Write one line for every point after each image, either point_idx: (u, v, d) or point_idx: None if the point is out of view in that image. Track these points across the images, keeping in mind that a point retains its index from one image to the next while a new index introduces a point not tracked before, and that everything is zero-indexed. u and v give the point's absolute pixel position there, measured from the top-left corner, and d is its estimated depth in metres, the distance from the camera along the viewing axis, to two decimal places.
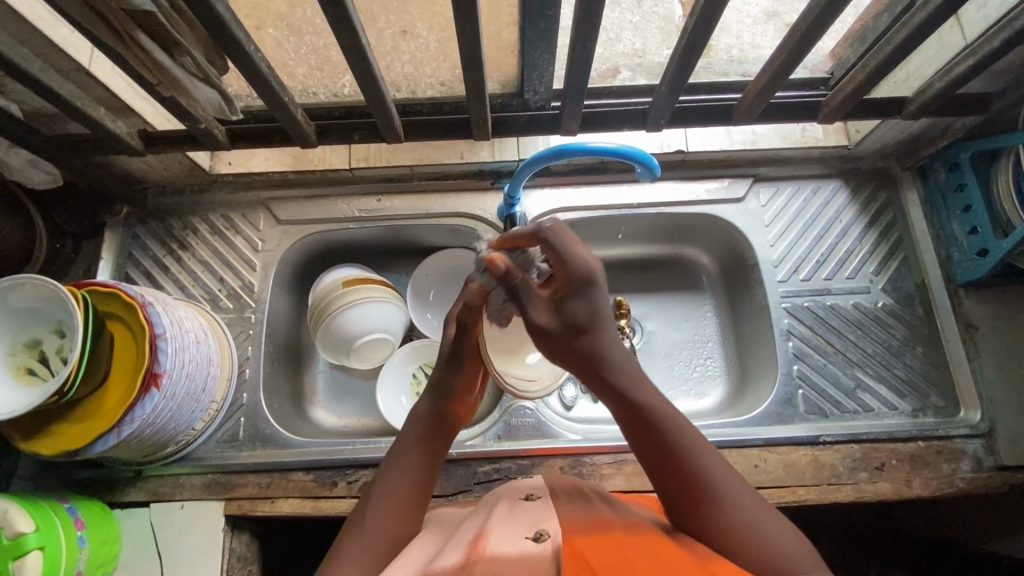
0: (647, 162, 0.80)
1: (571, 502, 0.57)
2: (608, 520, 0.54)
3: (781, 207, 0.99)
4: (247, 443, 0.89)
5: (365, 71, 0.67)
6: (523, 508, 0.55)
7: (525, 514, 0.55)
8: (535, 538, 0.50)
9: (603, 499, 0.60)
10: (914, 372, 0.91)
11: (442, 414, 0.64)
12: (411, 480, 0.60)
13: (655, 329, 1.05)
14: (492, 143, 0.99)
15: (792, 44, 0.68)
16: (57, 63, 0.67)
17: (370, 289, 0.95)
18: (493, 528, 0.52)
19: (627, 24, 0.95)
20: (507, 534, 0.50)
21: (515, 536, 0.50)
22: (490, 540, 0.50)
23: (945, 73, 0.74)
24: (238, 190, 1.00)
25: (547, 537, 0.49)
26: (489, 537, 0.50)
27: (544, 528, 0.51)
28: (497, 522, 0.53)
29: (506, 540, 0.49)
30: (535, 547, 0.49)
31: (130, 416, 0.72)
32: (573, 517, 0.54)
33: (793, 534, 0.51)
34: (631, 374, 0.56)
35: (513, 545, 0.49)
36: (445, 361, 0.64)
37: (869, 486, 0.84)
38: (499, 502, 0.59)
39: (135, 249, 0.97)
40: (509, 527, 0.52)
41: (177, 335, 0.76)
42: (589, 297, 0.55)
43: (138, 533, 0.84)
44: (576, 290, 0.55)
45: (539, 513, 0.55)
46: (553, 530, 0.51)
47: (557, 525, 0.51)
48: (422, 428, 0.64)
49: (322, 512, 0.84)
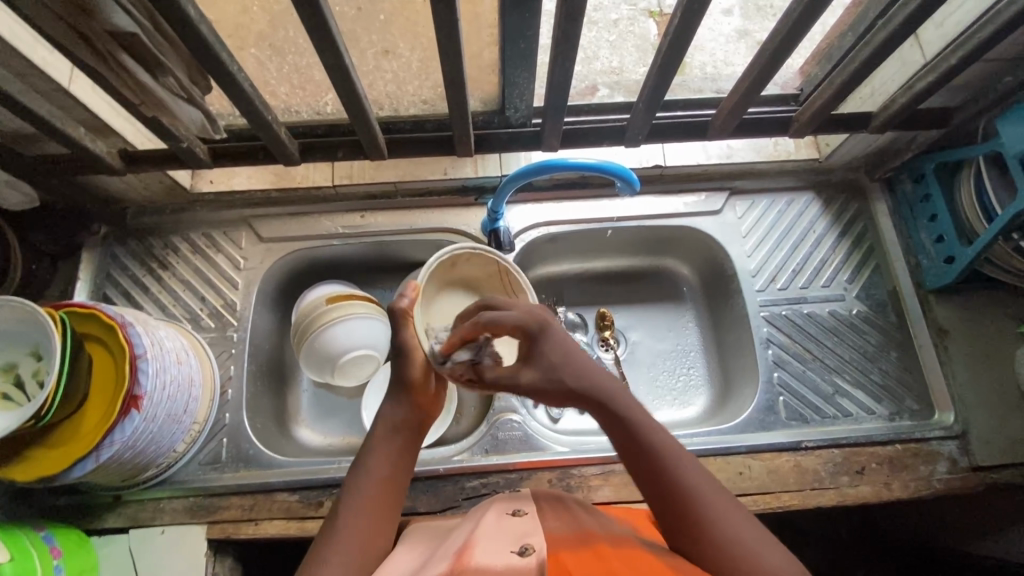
0: (626, 175, 0.81)
1: (557, 520, 0.58)
2: (594, 537, 0.54)
3: (756, 218, 1.02)
4: (230, 465, 0.87)
5: (349, 88, 0.68)
6: (509, 523, 0.55)
7: (512, 526, 0.55)
8: (520, 552, 0.50)
9: (589, 513, 0.60)
10: (889, 377, 0.93)
11: (409, 409, 0.64)
12: (380, 474, 0.60)
13: (638, 340, 1.07)
14: (476, 160, 1.01)
15: (762, 63, 0.70)
16: (36, 84, 0.66)
17: (355, 305, 0.96)
18: (478, 540, 0.52)
19: (602, 44, 1.01)
20: (492, 547, 0.50)
21: (500, 549, 0.50)
22: (477, 551, 0.50)
23: (905, 90, 0.78)
24: (220, 209, 1.00)
25: (532, 552, 0.49)
26: (474, 549, 0.50)
27: (529, 543, 0.51)
28: (483, 534, 0.54)
29: (491, 552, 0.49)
30: (519, 561, 0.49)
31: (109, 440, 0.71)
32: (560, 535, 0.54)
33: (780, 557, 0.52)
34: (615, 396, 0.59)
35: (499, 559, 0.49)
36: (395, 355, 0.65)
37: (850, 490, 0.86)
38: (486, 514, 0.59)
39: (114, 269, 0.96)
40: (495, 540, 0.52)
41: (158, 356, 0.75)
42: (548, 339, 0.60)
43: (119, 561, 0.82)
44: (539, 334, 0.60)
45: (525, 525, 0.54)
46: (538, 546, 0.51)
47: (542, 540, 0.52)
48: (390, 424, 0.63)
49: (307, 533, 0.83)
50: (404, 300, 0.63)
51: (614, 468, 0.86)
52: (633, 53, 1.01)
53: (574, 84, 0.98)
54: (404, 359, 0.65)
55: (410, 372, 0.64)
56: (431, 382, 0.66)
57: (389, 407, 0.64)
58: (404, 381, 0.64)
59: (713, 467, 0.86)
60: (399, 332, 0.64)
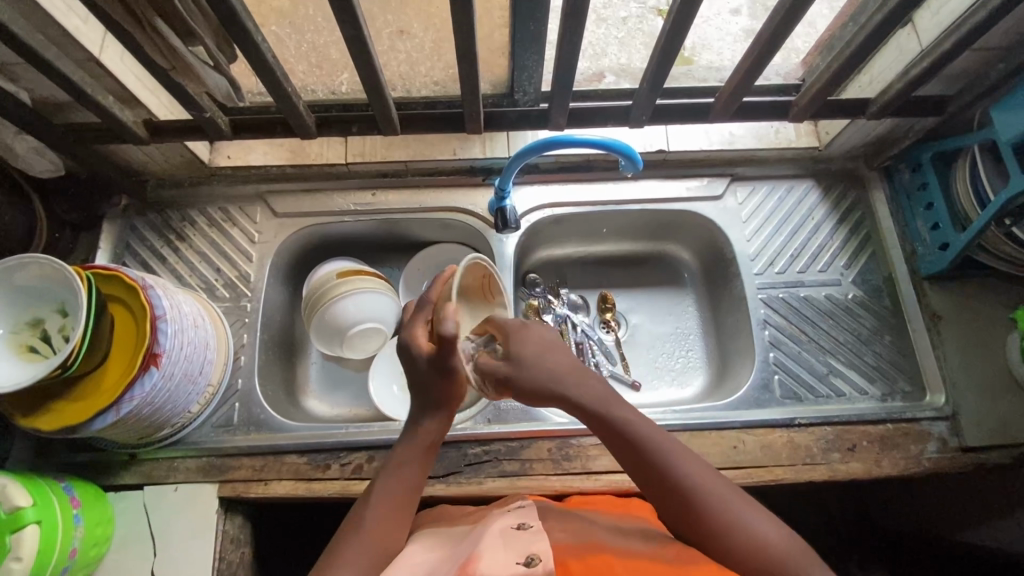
0: (630, 153, 0.83)
1: (563, 530, 0.62)
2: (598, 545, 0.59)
3: (757, 204, 1.04)
4: (241, 428, 0.90)
5: (366, 61, 0.71)
6: (514, 535, 0.57)
7: (518, 535, 0.57)
8: (526, 564, 0.52)
9: (592, 523, 0.65)
10: (883, 359, 0.96)
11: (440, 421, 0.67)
12: (404, 486, 0.65)
13: (639, 322, 1.10)
14: (484, 140, 1.03)
15: (762, 43, 0.73)
16: (69, 52, 0.70)
17: (363, 281, 0.99)
18: (484, 551, 0.55)
19: (612, 41, 1.04)
20: (498, 559, 0.53)
21: (506, 560, 0.53)
22: (482, 563, 0.52)
23: (901, 76, 0.81)
24: (237, 184, 1.03)
25: (537, 563, 0.52)
26: (480, 559, 0.53)
27: (534, 553, 0.54)
28: (488, 545, 0.56)
29: (497, 563, 0.52)
30: (525, 571, 0.51)
31: (129, 394, 0.74)
32: (567, 552, 0.57)
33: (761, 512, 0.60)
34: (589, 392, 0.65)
35: (504, 570, 0.52)
36: (440, 374, 0.63)
37: (841, 466, 0.88)
38: (493, 525, 0.60)
39: (133, 239, 1.00)
40: (501, 551, 0.54)
41: (177, 318, 0.78)
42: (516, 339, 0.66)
43: (134, 516, 0.85)
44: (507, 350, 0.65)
45: (530, 534, 0.57)
46: (543, 555, 0.53)
47: (547, 549, 0.54)
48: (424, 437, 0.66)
49: (314, 494, 0.85)
50: (448, 327, 0.58)
51: None
52: (641, 51, 1.03)
53: (581, 72, 1.02)
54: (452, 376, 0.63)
55: (456, 389, 0.64)
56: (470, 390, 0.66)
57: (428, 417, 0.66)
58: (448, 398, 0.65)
59: (708, 440, 0.89)
60: (452, 357, 0.61)
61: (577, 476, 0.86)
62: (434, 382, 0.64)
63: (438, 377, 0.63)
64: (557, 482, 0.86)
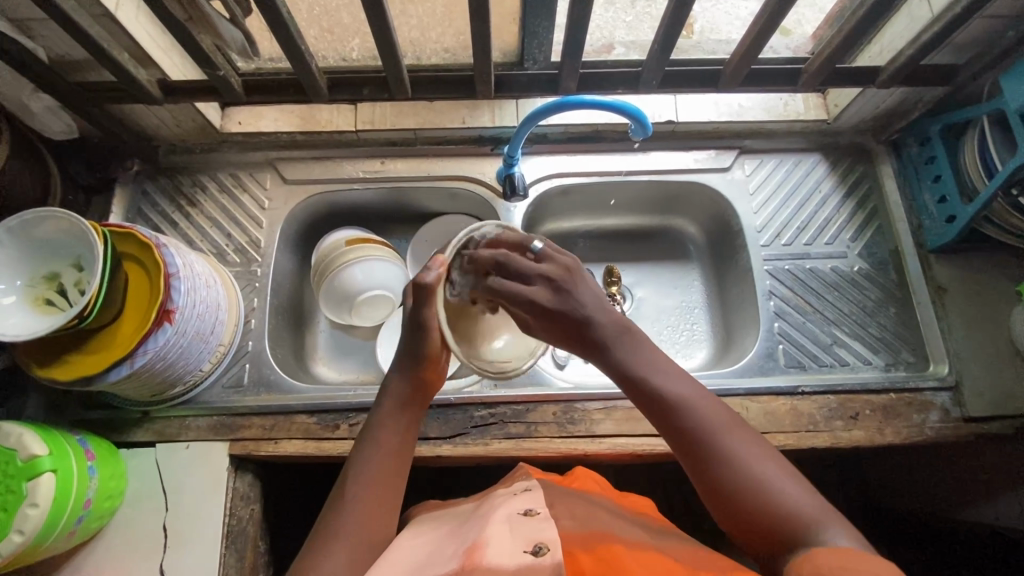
0: (641, 118, 0.84)
1: (568, 518, 0.60)
2: (608, 537, 0.58)
3: (764, 177, 1.05)
4: (252, 389, 0.92)
5: (381, 20, 0.71)
6: (519, 523, 0.56)
7: (525, 524, 0.56)
8: (534, 552, 0.51)
9: (598, 510, 0.64)
10: (887, 330, 0.97)
11: (414, 383, 0.67)
12: (390, 448, 0.64)
13: (644, 296, 1.11)
14: (493, 110, 1.03)
15: (772, 8, 0.74)
16: (88, 7, 0.71)
17: (371, 249, 1.00)
18: (490, 539, 0.54)
19: (621, 23, 1.02)
20: (505, 547, 0.52)
21: (514, 549, 0.52)
22: (489, 552, 0.51)
23: (911, 43, 0.82)
24: (248, 150, 1.04)
25: (546, 551, 0.51)
26: (487, 548, 0.52)
27: (542, 541, 0.53)
28: (493, 532, 0.55)
29: (505, 554, 0.51)
30: (533, 560, 0.50)
31: (143, 348, 0.75)
32: (575, 544, 0.55)
33: (812, 499, 0.54)
34: (629, 350, 0.63)
35: (512, 559, 0.50)
36: (411, 327, 0.68)
37: (844, 433, 0.89)
38: (499, 512, 0.59)
39: (145, 204, 1.01)
40: (507, 539, 0.53)
41: (190, 276, 0.79)
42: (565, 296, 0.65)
43: (145, 472, 0.87)
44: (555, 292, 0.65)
45: (538, 523, 0.56)
46: (551, 543, 0.52)
47: (555, 537, 0.53)
48: (399, 398, 0.67)
49: (323, 453, 0.87)
50: (431, 275, 0.65)
51: (616, 403, 0.90)
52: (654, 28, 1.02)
53: (591, 43, 1.01)
54: (422, 331, 0.67)
55: (423, 345, 0.67)
56: (443, 352, 0.68)
57: (400, 380, 0.68)
58: (418, 354, 0.67)
59: None
60: (425, 309, 0.66)
61: (582, 439, 0.87)
62: (408, 340, 0.67)
63: (413, 330, 0.67)
64: (563, 444, 0.87)
